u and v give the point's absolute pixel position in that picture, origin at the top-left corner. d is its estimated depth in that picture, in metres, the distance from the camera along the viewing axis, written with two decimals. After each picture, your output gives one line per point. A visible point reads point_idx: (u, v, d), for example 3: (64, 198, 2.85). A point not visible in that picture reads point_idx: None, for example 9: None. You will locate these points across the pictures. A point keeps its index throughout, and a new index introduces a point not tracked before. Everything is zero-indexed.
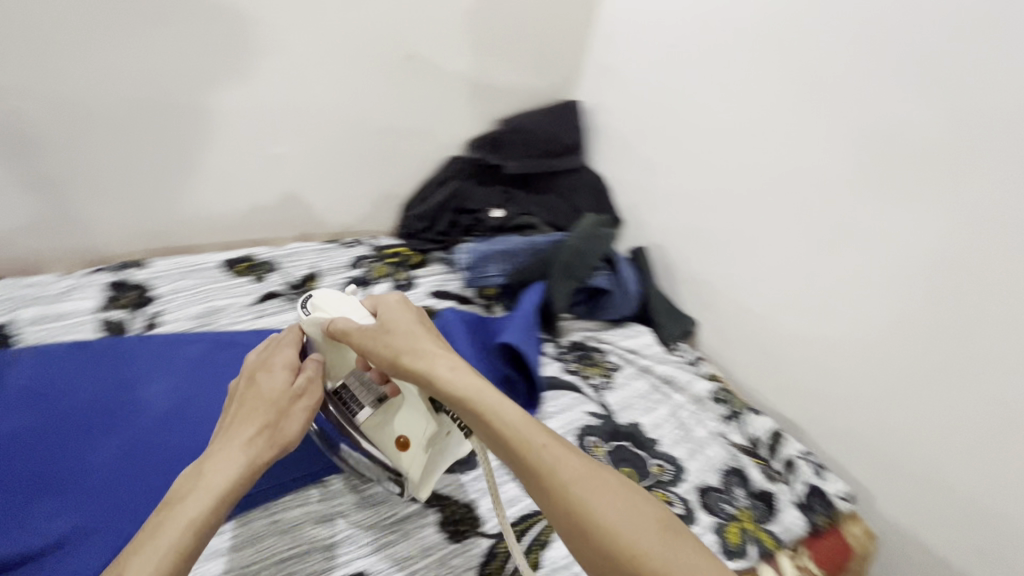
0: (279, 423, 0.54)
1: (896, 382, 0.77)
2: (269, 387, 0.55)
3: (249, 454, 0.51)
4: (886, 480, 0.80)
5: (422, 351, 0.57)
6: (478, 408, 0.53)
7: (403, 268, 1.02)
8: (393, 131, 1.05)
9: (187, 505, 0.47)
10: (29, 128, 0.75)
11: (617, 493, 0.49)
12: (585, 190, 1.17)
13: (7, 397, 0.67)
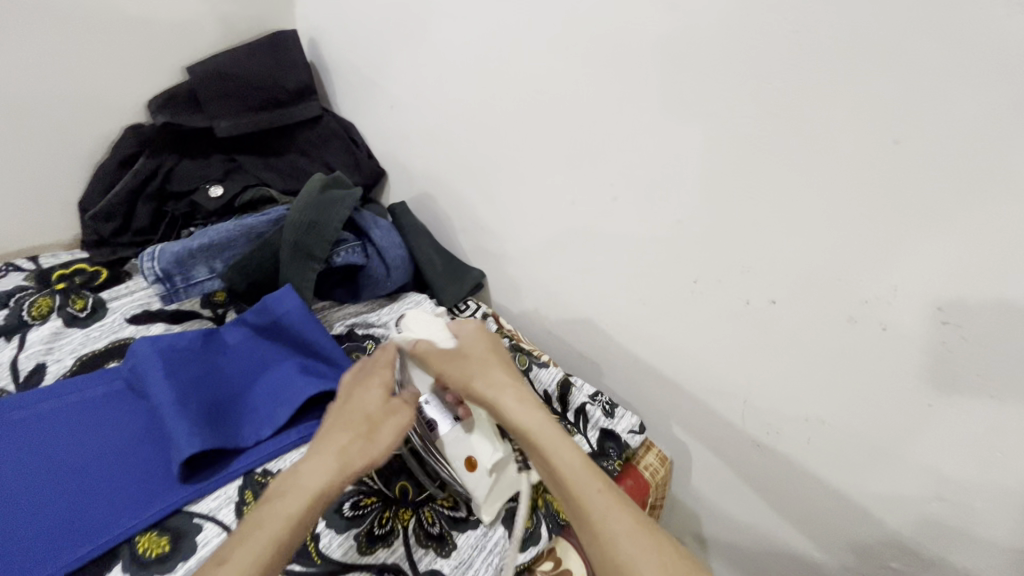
0: (381, 430, 0.50)
1: (672, 314, 0.66)
2: (374, 394, 0.52)
3: (339, 463, 0.47)
4: (672, 411, 0.73)
5: (498, 384, 0.52)
6: (534, 441, 0.48)
7: (81, 292, 0.74)
8: (5, 101, 0.74)
9: (271, 522, 0.42)
10: None
11: (669, 550, 0.41)
12: (334, 141, 0.96)
13: None
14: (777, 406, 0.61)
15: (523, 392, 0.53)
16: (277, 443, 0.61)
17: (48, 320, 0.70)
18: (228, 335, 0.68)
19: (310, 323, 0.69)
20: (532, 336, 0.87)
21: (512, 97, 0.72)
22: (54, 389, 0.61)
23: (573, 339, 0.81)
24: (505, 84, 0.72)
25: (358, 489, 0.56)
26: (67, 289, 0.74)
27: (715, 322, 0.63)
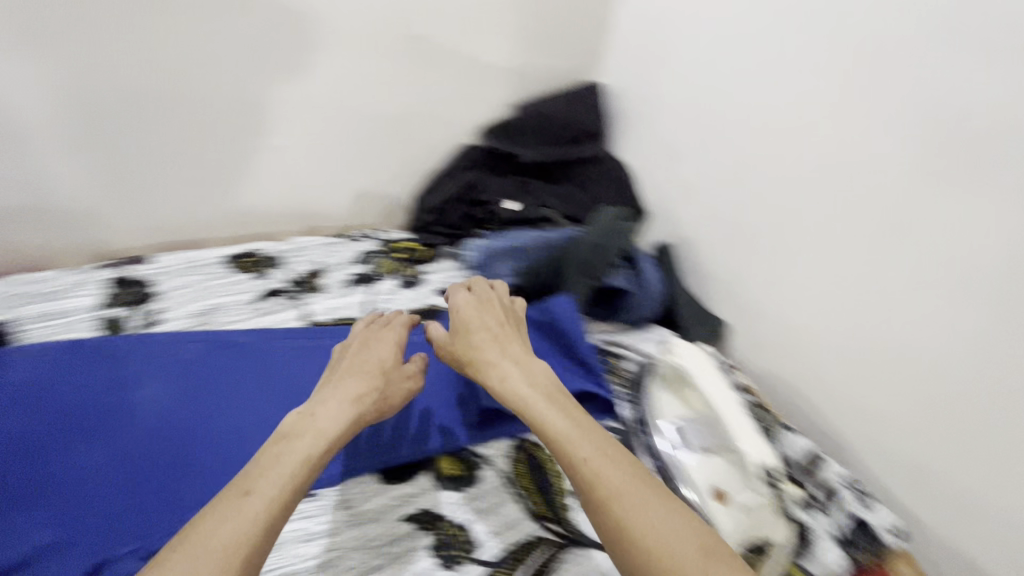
0: (392, 382, 0.61)
1: (970, 417, 0.62)
2: (384, 355, 0.63)
3: (351, 404, 0.57)
4: (941, 523, 0.66)
5: (502, 360, 0.63)
6: (522, 410, 0.57)
7: (411, 264, 0.96)
8: (397, 116, 1.00)
9: (307, 447, 0.51)
10: (25, 120, 0.73)
11: (663, 511, 0.47)
12: (608, 179, 1.08)
13: (15, 395, 0.66)
14: None
15: (523, 367, 0.62)
16: None
17: (390, 280, 0.92)
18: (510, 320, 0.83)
19: (579, 328, 0.78)
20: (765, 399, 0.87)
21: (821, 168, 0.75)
22: None
23: (821, 413, 0.79)
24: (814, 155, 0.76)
25: None
26: (403, 259, 0.96)
27: (997, 434, 0.60)
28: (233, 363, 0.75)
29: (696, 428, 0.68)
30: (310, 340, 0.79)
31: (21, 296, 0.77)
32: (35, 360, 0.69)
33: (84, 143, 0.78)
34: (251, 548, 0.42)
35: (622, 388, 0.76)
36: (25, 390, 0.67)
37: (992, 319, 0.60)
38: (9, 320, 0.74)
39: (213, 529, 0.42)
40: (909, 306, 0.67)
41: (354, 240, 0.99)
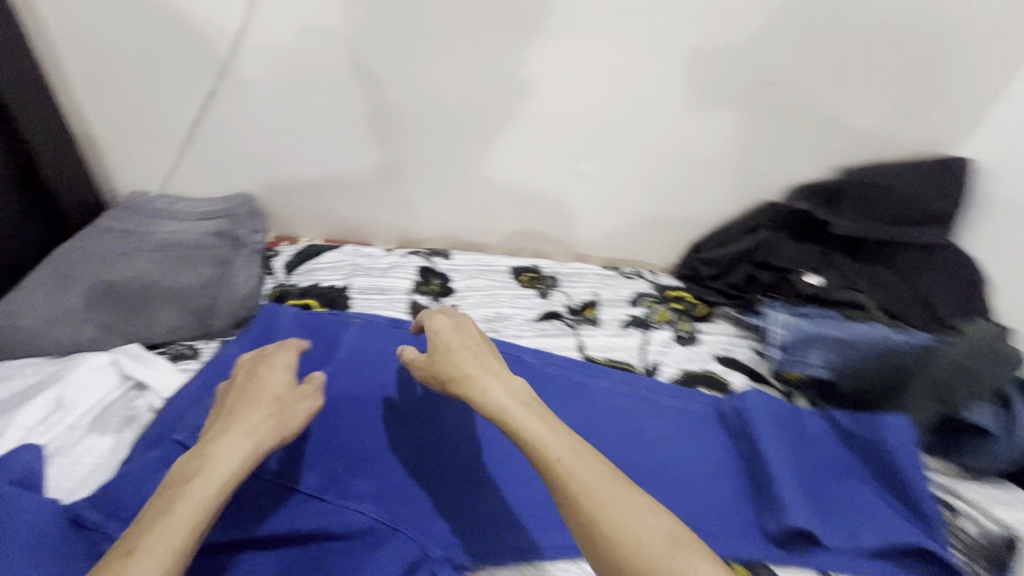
0: (290, 409, 0.54)
1: None
2: (278, 382, 0.56)
3: (250, 440, 0.49)
4: None
5: (471, 373, 0.56)
6: (508, 421, 0.51)
7: (687, 318, 0.89)
8: (701, 163, 0.89)
9: (187, 497, 0.44)
10: (400, 116, 0.84)
11: (704, 562, 0.42)
12: (950, 278, 0.84)
13: (350, 359, 0.70)
14: None
15: (500, 381, 0.55)
16: (852, 558, 0.59)
17: (665, 330, 0.86)
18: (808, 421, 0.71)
19: (917, 465, 0.63)
20: None
21: None
22: (672, 389, 0.75)
23: None
24: None
25: None
26: (680, 310, 0.90)
27: None
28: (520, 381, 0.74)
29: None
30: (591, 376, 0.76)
31: (357, 266, 0.86)
32: (365, 330, 0.74)
33: (434, 141, 0.87)
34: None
35: (975, 563, 0.59)
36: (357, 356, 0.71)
37: None
38: (345, 287, 0.82)
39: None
40: None
41: (628, 277, 0.95)
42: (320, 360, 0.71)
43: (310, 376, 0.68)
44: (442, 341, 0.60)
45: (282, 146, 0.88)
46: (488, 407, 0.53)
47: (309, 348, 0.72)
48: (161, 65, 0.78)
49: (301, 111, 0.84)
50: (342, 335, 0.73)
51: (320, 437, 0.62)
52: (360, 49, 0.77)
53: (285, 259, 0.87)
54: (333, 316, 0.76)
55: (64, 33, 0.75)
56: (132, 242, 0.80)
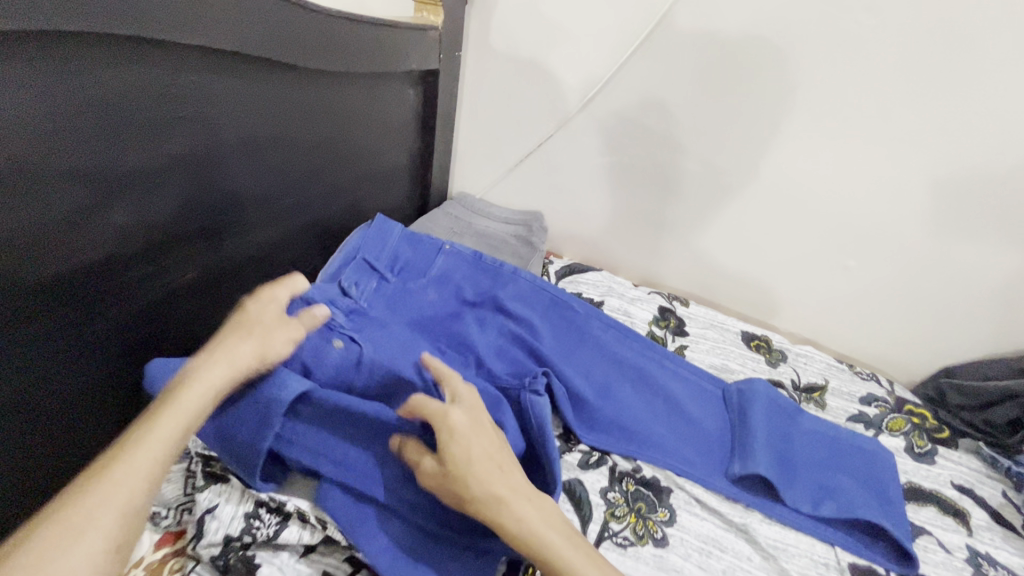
0: (270, 331, 0.59)
1: None
2: (261, 307, 0.61)
3: (233, 354, 0.54)
4: None
5: (507, 499, 0.50)
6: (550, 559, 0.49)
7: (923, 434, 0.86)
8: (975, 284, 0.90)
9: (176, 401, 0.49)
10: (683, 179, 1.01)
11: None
12: None
13: (437, 275, 0.91)
14: None
15: (533, 505, 0.52)
16: None
17: (896, 437, 0.85)
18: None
19: None
20: None
21: None
22: (825, 437, 0.79)
23: None
24: None
25: None
26: (917, 424, 0.87)
27: None
28: (613, 358, 0.86)
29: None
30: (649, 351, 0.89)
31: (612, 291, 1.04)
32: (451, 261, 0.93)
33: (706, 205, 1.02)
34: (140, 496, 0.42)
35: None
36: (486, 264, 0.94)
37: None
38: (599, 302, 1.00)
39: (119, 491, 0.41)
40: None
41: (861, 377, 0.95)
42: (416, 275, 0.89)
43: (409, 282, 0.88)
44: (459, 456, 0.51)
45: (579, 183, 1.11)
46: (525, 542, 0.49)
47: (410, 260, 0.90)
48: (523, 109, 1.08)
49: (604, 161, 1.06)
50: (434, 253, 0.93)
51: (422, 322, 0.84)
52: (674, 122, 0.97)
53: (555, 269, 1.09)
54: (432, 241, 0.94)
55: (474, 79, 1.09)
56: (462, 227, 1.10)
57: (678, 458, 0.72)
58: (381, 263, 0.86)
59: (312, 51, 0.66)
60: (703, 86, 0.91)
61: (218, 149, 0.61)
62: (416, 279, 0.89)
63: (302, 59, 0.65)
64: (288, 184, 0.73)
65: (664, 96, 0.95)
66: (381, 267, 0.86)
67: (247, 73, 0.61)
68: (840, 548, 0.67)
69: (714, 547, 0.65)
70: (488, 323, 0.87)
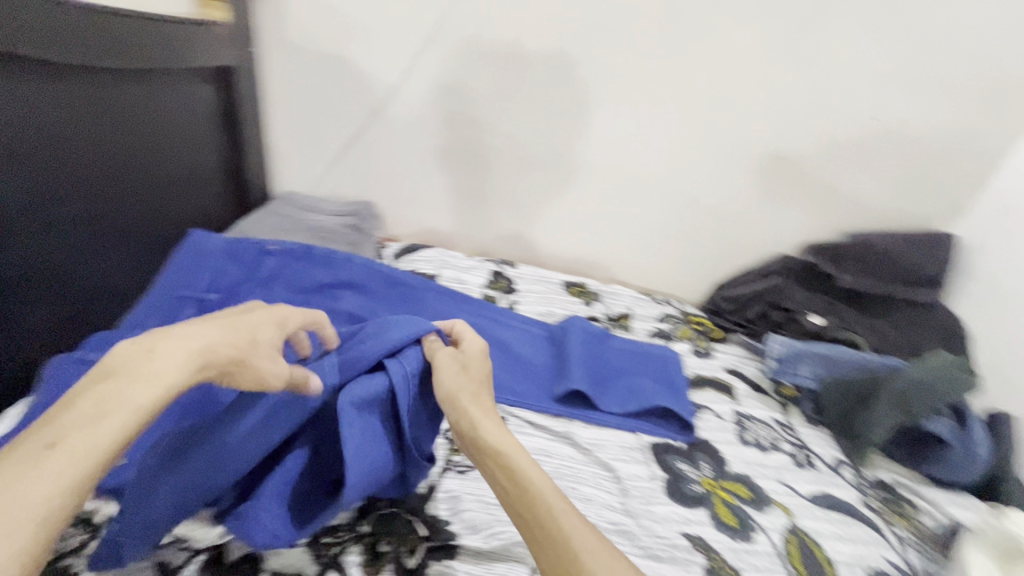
0: (259, 363, 0.49)
1: None
2: (261, 329, 0.51)
3: (203, 356, 0.44)
4: None
5: (492, 408, 0.56)
6: (509, 455, 0.50)
7: (705, 337, 1.07)
8: (727, 214, 1.13)
9: (125, 403, 0.40)
10: (494, 155, 1.12)
11: None
12: (936, 330, 1.02)
13: (265, 279, 0.92)
14: None
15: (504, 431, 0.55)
16: (801, 493, 0.77)
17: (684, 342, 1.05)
18: (788, 432, 0.88)
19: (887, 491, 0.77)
20: None
21: None
22: (631, 353, 0.95)
23: None
24: None
25: None
26: (700, 331, 1.08)
27: None
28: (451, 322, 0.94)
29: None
30: (484, 312, 0.99)
31: (446, 264, 1.12)
32: (280, 261, 0.94)
33: (516, 175, 1.14)
34: (43, 536, 0.34)
35: (921, 540, 0.74)
36: (321, 255, 0.95)
37: None
38: (435, 274, 1.08)
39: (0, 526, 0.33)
40: None
41: (659, 303, 1.15)
42: (242, 284, 0.90)
43: (235, 295, 0.88)
44: (471, 365, 0.61)
45: (404, 168, 1.17)
46: (493, 434, 0.52)
47: (233, 272, 0.90)
48: (334, 101, 1.10)
49: (422, 144, 1.13)
50: (260, 256, 0.92)
51: None
52: (474, 102, 1.07)
53: (392, 252, 1.14)
54: (255, 244, 0.93)
55: (277, 74, 1.09)
56: (291, 223, 1.09)
57: (508, 393, 0.83)
58: (200, 287, 0.86)
59: (104, 54, 0.70)
60: (492, 69, 1.03)
61: (4, 148, 0.60)
62: (243, 290, 0.89)
63: (88, 60, 0.68)
64: (94, 188, 0.73)
65: (462, 79, 1.04)
66: (200, 290, 0.86)
67: (26, 75, 0.62)
68: (642, 434, 0.82)
69: (543, 455, 0.75)
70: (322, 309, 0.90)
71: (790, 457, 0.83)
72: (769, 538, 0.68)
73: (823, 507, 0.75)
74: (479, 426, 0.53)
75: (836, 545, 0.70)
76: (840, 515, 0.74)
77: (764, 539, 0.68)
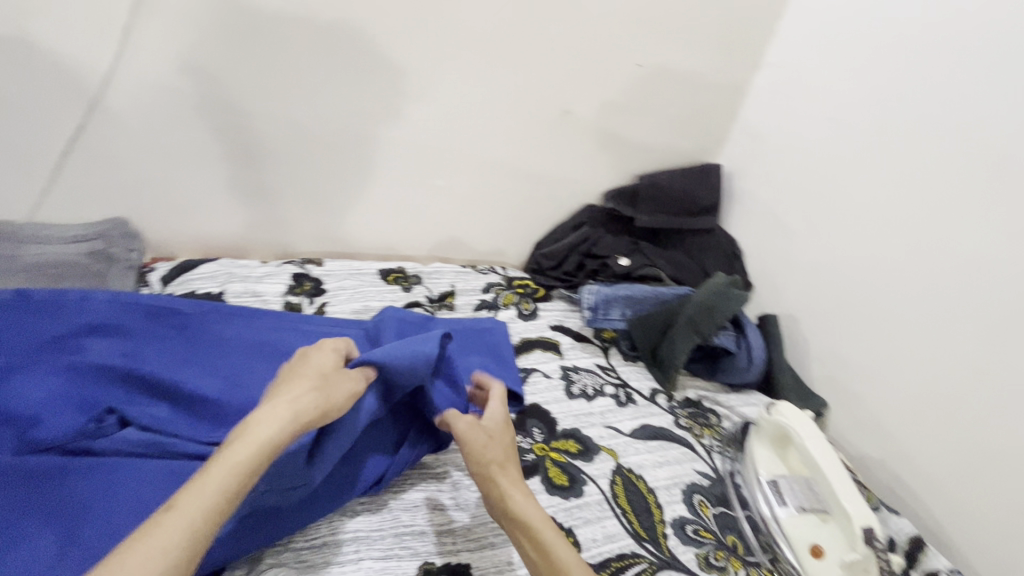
0: (335, 385, 0.56)
1: None
2: (326, 365, 0.58)
3: (292, 407, 0.51)
4: None
5: (519, 483, 0.60)
6: (538, 535, 0.55)
7: (529, 299, 1.08)
8: (532, 174, 1.13)
9: (234, 449, 0.46)
10: (268, 145, 0.96)
11: None
12: (717, 251, 1.15)
13: None
14: None
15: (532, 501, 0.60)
16: (625, 432, 0.81)
17: (509, 309, 1.04)
18: (611, 374, 0.92)
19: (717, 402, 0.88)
20: (854, 464, 0.93)
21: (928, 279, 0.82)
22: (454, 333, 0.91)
23: (925, 492, 0.84)
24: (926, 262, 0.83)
25: (699, 522, 0.70)
26: (523, 293, 1.09)
27: None
28: (246, 347, 0.80)
29: (793, 487, 0.71)
30: (288, 325, 0.87)
31: (233, 277, 0.97)
32: None
33: (301, 164, 1.00)
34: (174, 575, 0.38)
35: (723, 444, 0.83)
36: (48, 300, 0.74)
37: None
38: (220, 293, 0.93)
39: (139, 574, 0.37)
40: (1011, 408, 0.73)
41: (482, 273, 1.13)
42: None
43: None
44: (495, 436, 0.63)
45: (150, 173, 0.94)
46: (521, 514, 0.57)
47: None
48: None
49: (167, 142, 0.91)
50: None
51: None
52: (223, 84, 0.88)
53: (159, 276, 0.95)
54: None
55: None
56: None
57: None
58: None
59: None
60: (236, 36, 0.84)
61: None
62: None
63: None
64: None
65: (198, 57, 0.84)
66: None
67: None
68: None
69: None
70: (58, 367, 0.68)
71: (612, 398, 0.87)
72: (598, 487, 0.71)
73: (644, 440, 0.80)
74: (511, 507, 0.57)
75: (655, 473, 0.76)
76: (658, 442, 0.80)
77: (593, 491, 0.71)
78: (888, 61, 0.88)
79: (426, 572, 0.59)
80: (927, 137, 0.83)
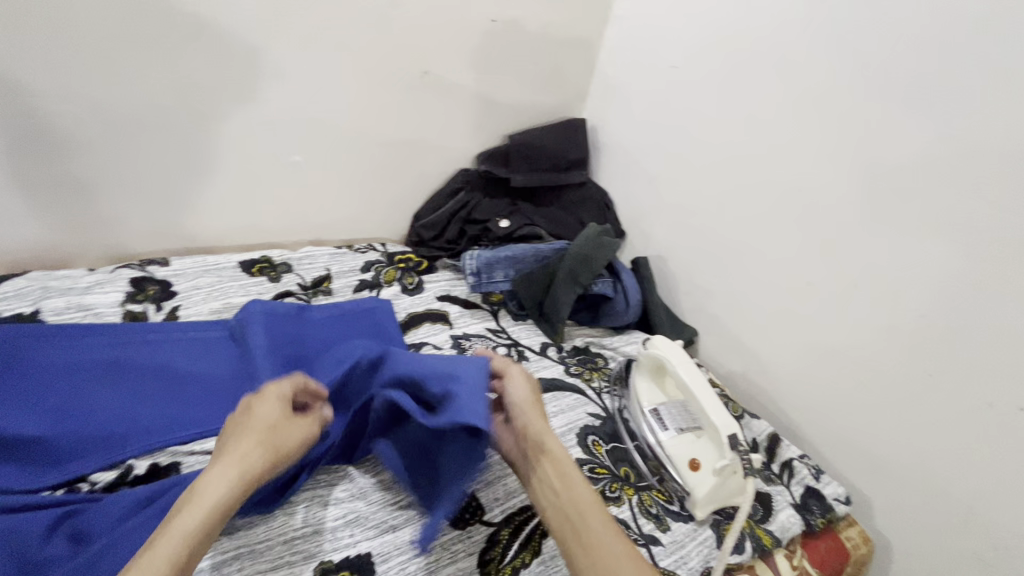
0: (284, 434, 0.53)
1: (893, 387, 0.80)
2: (277, 410, 0.54)
3: (240, 468, 0.49)
4: (875, 478, 0.85)
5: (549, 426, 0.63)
6: (565, 467, 0.58)
7: (412, 273, 1.04)
8: (399, 141, 1.07)
9: (181, 522, 0.45)
10: (72, 131, 0.80)
11: None
12: (590, 203, 1.19)
13: None
14: (978, 488, 0.74)
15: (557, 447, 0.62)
16: None
17: (391, 285, 1.00)
18: (501, 335, 0.93)
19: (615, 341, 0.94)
20: (722, 381, 1.04)
21: (766, 208, 0.92)
22: (333, 318, 0.85)
23: (779, 395, 0.96)
24: (764, 192, 0.92)
25: (593, 460, 0.74)
26: (405, 268, 1.04)
27: (912, 409, 0.79)
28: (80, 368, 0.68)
29: (671, 411, 0.78)
30: (134, 334, 0.74)
31: (51, 291, 0.81)
32: None
33: (121, 150, 0.85)
34: None
35: (610, 384, 0.88)
36: None
37: (894, 319, 0.79)
38: (36, 312, 0.78)
39: None
40: (835, 311, 0.85)
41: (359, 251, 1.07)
42: None
43: None
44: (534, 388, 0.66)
45: None
46: (551, 449, 0.59)
47: None
48: None
49: None
50: None
51: None
52: None
53: None
54: None
55: None
56: None
57: (182, 429, 0.67)
58: None
59: None
60: None
61: None
62: None
63: None
64: None
65: None
66: None
67: None
68: None
69: None
70: None
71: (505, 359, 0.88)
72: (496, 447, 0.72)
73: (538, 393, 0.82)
74: (541, 440, 0.60)
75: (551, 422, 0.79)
76: (551, 393, 0.83)
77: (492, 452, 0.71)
78: (717, 9, 0.94)
79: (324, 571, 0.57)
80: (755, 79, 0.91)
